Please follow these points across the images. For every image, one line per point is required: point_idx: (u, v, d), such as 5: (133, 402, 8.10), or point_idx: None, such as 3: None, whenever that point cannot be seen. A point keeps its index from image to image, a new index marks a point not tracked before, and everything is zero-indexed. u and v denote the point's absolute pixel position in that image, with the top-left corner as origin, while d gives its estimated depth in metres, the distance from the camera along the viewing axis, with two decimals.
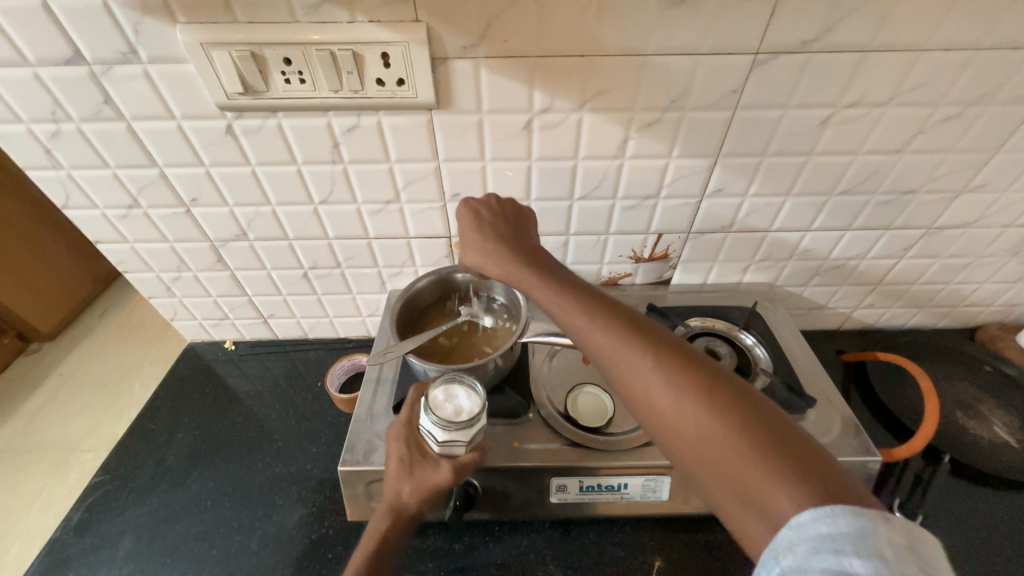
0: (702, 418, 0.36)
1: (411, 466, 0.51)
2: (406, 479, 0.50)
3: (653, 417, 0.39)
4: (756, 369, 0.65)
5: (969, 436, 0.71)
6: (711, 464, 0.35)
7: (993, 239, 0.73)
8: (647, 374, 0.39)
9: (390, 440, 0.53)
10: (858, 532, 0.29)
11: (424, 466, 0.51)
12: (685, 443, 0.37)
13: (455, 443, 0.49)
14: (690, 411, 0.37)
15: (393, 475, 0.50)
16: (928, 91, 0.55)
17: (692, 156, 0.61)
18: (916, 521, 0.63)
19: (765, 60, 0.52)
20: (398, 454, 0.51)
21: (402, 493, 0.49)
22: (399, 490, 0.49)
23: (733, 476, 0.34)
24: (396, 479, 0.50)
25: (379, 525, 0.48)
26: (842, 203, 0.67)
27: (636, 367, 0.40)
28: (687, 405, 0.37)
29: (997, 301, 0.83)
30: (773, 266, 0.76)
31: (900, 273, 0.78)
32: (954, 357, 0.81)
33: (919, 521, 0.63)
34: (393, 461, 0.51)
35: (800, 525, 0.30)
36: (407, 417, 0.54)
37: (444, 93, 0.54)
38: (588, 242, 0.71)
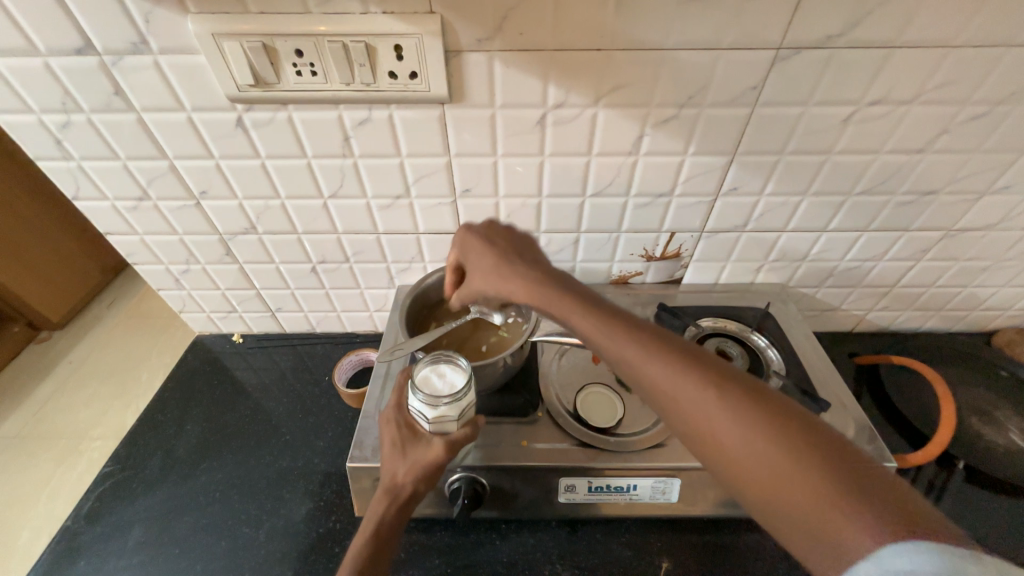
0: (772, 456, 0.33)
1: (404, 445, 0.53)
2: (400, 459, 0.52)
3: (707, 444, 0.36)
4: (768, 372, 0.64)
5: (984, 442, 0.70)
6: (776, 501, 0.33)
7: (1015, 243, 0.71)
8: (698, 401, 0.36)
9: (381, 424, 0.55)
10: (939, 568, 0.27)
11: (415, 444, 0.53)
12: (748, 477, 0.34)
13: (442, 417, 0.52)
14: (758, 449, 0.34)
15: (388, 456, 0.53)
16: (955, 90, 0.53)
17: (707, 154, 0.59)
18: None
19: (787, 55, 0.51)
20: (389, 436, 0.54)
21: (397, 472, 0.51)
22: (394, 470, 0.52)
23: (801, 508, 0.32)
24: (389, 459, 0.52)
25: (378, 504, 0.50)
26: (861, 204, 0.65)
27: (683, 389, 0.37)
28: (753, 443, 0.34)
29: (1015, 305, 0.82)
30: (787, 267, 0.75)
31: (917, 275, 0.76)
32: (970, 362, 0.80)
33: None
34: (386, 443, 0.54)
35: (881, 559, 0.28)
36: (397, 400, 0.56)
37: (457, 86, 0.53)
38: (599, 240, 0.70)
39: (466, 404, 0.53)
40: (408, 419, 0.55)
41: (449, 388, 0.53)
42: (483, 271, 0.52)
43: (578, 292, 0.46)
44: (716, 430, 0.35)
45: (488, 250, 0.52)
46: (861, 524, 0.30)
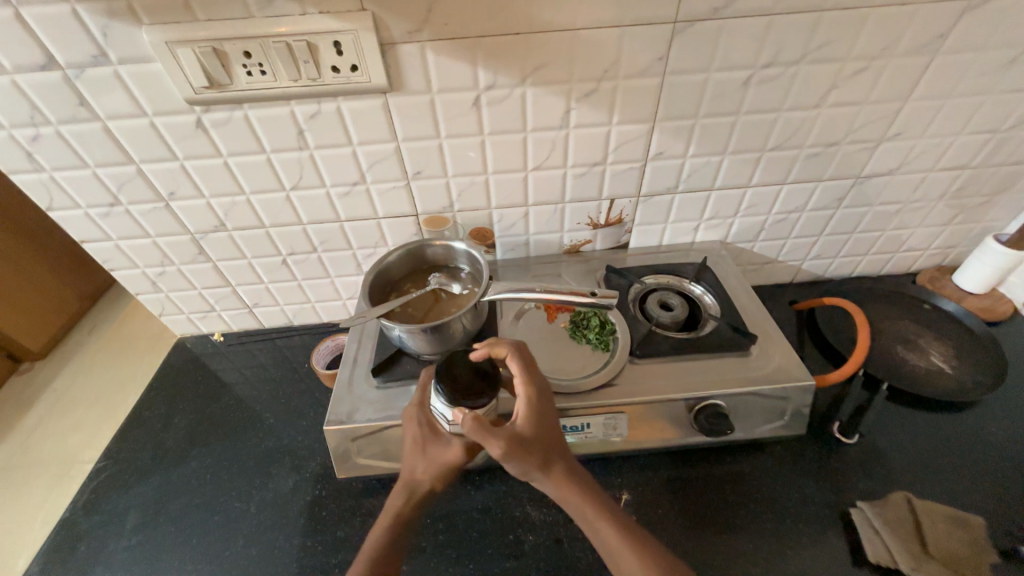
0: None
1: (425, 444, 0.55)
2: (420, 457, 0.55)
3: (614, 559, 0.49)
4: (704, 316, 0.72)
5: (906, 366, 0.78)
6: None
7: (919, 184, 0.79)
8: None
9: (405, 420, 0.58)
10: None
11: (435, 445, 0.55)
12: None
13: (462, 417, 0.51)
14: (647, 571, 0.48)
15: (409, 452, 0.56)
16: (836, 48, 0.60)
17: (631, 122, 0.66)
18: (852, 439, 0.70)
19: (683, 27, 0.57)
20: (412, 433, 0.56)
21: (417, 469, 0.55)
22: (414, 467, 0.55)
23: None
24: (410, 457, 0.56)
25: (396, 497, 0.55)
26: (775, 158, 0.72)
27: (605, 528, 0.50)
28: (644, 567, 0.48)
29: (933, 245, 0.90)
30: (721, 224, 0.82)
31: (838, 222, 0.84)
32: (895, 299, 0.88)
33: (855, 439, 0.70)
34: (408, 439, 0.57)
35: None
36: (420, 398, 0.57)
37: (395, 76, 0.59)
38: (547, 211, 0.77)
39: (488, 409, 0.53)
40: (429, 419, 0.56)
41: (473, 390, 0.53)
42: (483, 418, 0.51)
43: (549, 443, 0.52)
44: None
45: (535, 397, 0.53)
46: None
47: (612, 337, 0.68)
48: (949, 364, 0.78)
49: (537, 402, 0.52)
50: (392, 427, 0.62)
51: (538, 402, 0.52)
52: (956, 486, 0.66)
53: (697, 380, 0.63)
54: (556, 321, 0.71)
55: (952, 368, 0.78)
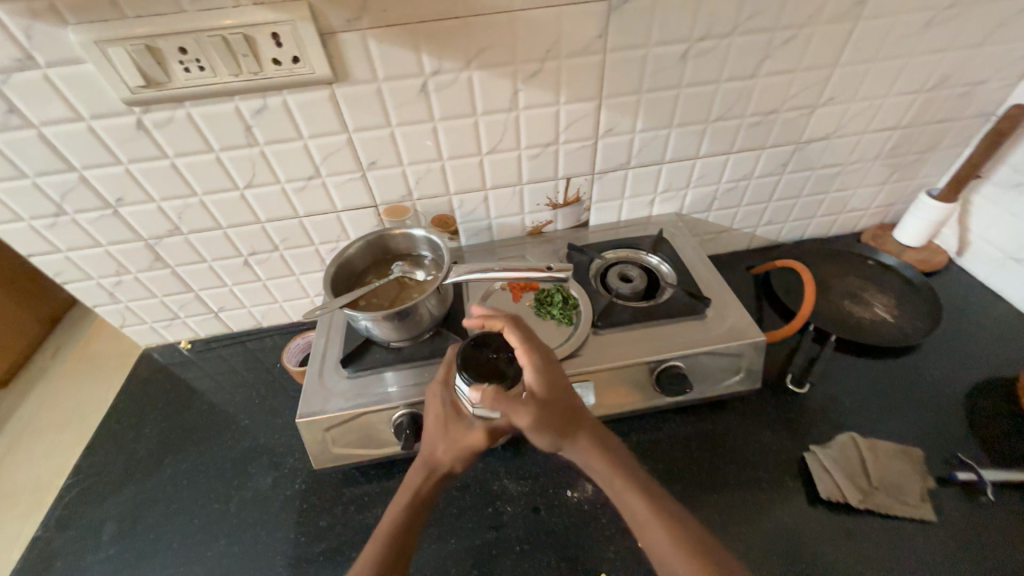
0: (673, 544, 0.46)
1: (447, 425, 0.56)
2: (442, 436, 0.56)
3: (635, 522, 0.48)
4: (662, 285, 0.75)
5: (852, 318, 0.83)
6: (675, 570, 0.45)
7: (855, 146, 0.83)
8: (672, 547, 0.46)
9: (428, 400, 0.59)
10: None
11: (456, 425, 0.56)
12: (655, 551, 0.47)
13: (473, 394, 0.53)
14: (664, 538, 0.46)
15: (431, 431, 0.57)
16: (764, 18, 0.63)
17: (578, 101, 0.68)
18: (804, 388, 0.75)
19: (618, 4, 0.59)
20: (434, 412, 0.58)
21: (439, 449, 0.56)
22: (436, 446, 0.56)
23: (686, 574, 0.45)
24: (432, 435, 0.57)
25: (417, 474, 0.56)
26: (719, 129, 0.75)
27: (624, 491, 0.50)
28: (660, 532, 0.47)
29: (874, 204, 0.95)
30: (675, 197, 0.85)
31: (785, 187, 0.88)
32: (843, 257, 0.93)
33: (807, 388, 0.75)
34: (430, 419, 0.58)
35: None
36: (443, 379, 0.58)
37: (339, 65, 0.59)
38: (506, 195, 0.78)
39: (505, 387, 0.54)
40: (452, 399, 0.57)
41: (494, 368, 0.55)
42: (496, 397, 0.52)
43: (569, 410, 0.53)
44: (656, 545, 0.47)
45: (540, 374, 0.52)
46: None
47: (576, 311, 0.71)
48: (891, 314, 0.83)
49: (547, 371, 0.53)
50: (365, 414, 0.63)
51: (546, 372, 0.53)
52: (899, 423, 0.71)
53: (657, 345, 0.67)
54: (522, 300, 0.73)
55: (895, 317, 0.83)
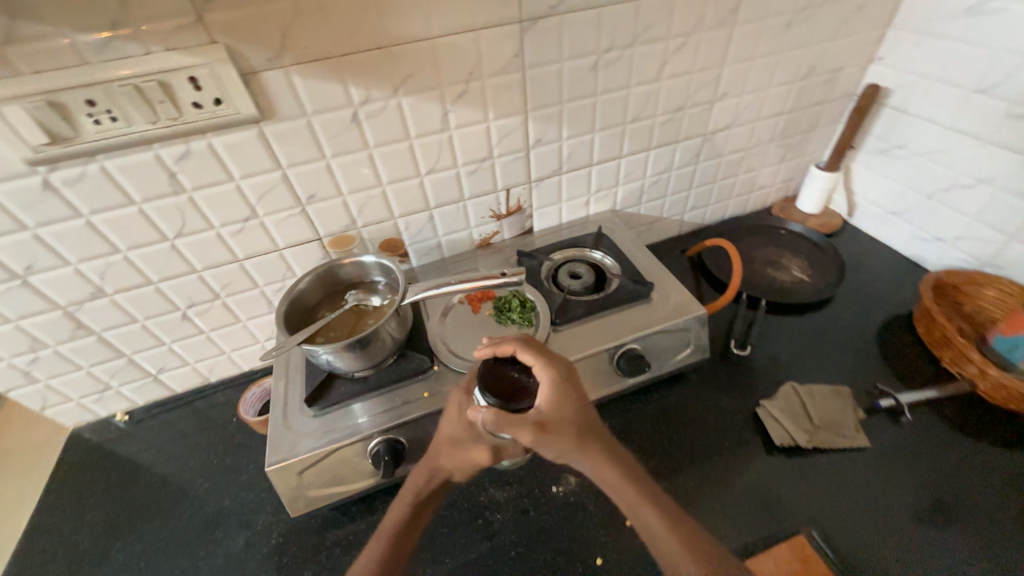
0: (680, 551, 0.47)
1: (462, 441, 0.54)
2: (455, 451, 0.54)
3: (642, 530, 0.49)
4: (609, 277, 0.80)
5: (776, 282, 0.93)
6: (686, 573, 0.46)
7: (752, 132, 0.94)
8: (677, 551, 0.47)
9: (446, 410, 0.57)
10: None
11: (473, 439, 0.54)
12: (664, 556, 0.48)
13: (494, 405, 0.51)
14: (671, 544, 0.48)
15: (445, 441, 0.55)
16: (658, 29, 0.71)
17: (505, 116, 0.72)
18: (746, 351, 0.83)
19: (529, 25, 0.64)
20: (450, 425, 0.55)
21: (451, 462, 0.54)
22: (448, 459, 0.54)
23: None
24: (448, 451, 0.55)
25: (425, 485, 0.57)
26: (636, 129, 0.83)
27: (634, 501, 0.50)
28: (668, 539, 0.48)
29: (777, 181, 1.07)
30: (608, 194, 0.91)
31: (701, 175, 0.97)
32: (760, 230, 1.05)
33: (748, 351, 0.83)
34: (446, 431, 0.56)
35: None
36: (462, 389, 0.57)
37: (264, 103, 0.59)
38: (450, 212, 0.80)
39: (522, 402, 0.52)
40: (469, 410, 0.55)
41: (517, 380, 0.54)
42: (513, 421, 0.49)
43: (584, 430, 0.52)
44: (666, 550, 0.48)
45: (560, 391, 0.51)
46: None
47: (534, 313, 0.74)
48: (806, 274, 0.94)
49: (564, 387, 0.52)
50: (339, 449, 0.61)
51: (565, 391, 0.51)
52: (828, 367, 0.80)
53: (613, 332, 0.71)
54: (481, 311, 0.75)
55: (809, 276, 0.94)
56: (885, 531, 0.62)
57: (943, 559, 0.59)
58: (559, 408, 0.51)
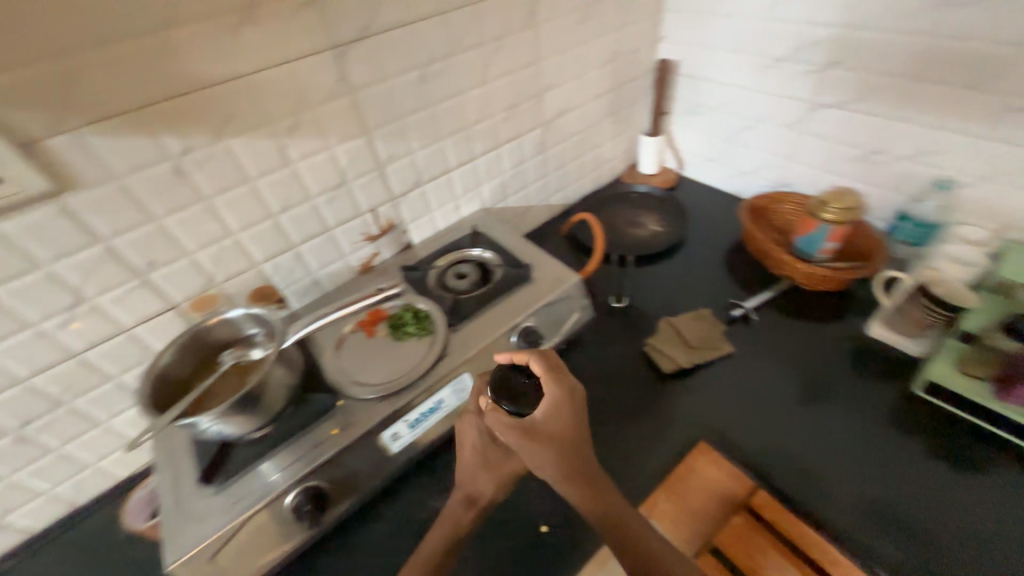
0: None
1: (486, 454, 0.60)
2: (480, 468, 0.60)
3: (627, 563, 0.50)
4: (492, 269, 0.84)
5: (638, 240, 1.06)
6: None
7: (584, 115, 1.06)
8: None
9: (464, 426, 0.61)
10: None
11: (496, 450, 0.59)
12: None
13: (497, 411, 0.54)
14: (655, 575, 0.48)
15: (470, 458, 0.61)
16: (472, 36, 0.77)
17: (348, 139, 0.72)
18: (626, 303, 0.93)
19: (345, 49, 0.65)
20: (472, 442, 0.60)
21: (477, 479, 0.60)
22: (477, 477, 0.60)
23: None
24: (471, 467, 0.61)
25: (459, 507, 0.61)
26: (481, 130, 0.89)
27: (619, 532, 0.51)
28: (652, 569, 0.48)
29: (619, 153, 1.22)
30: (475, 195, 0.96)
31: (553, 159, 1.07)
32: (617, 198, 1.18)
33: (628, 302, 0.93)
34: (470, 448, 0.61)
35: None
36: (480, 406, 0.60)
37: (60, 174, 0.52)
38: (319, 244, 0.78)
39: (525, 408, 0.53)
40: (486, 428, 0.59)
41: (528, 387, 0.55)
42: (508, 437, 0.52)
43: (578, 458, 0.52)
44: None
45: (558, 411, 0.52)
46: None
47: (429, 320, 0.75)
48: (660, 226, 1.09)
49: (561, 405, 0.52)
50: (253, 517, 0.58)
51: (563, 408, 0.52)
52: (692, 297, 0.94)
53: (506, 317, 0.75)
54: (376, 333, 0.75)
55: (662, 227, 1.09)
56: (774, 416, 0.74)
57: (818, 424, 0.72)
58: (558, 426, 0.51)
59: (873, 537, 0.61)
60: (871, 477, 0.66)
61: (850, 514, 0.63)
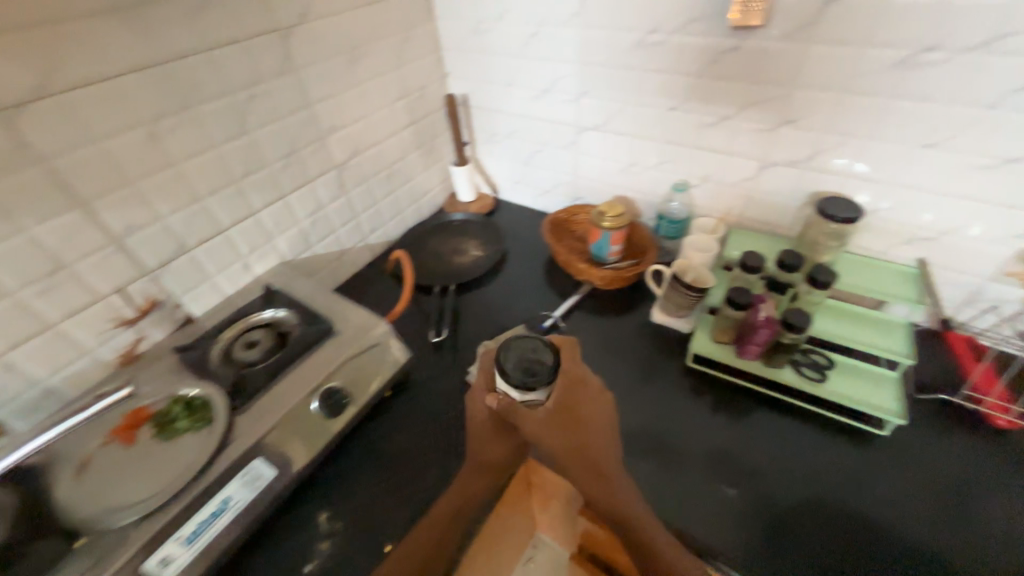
0: (644, 526, 0.59)
1: (500, 425, 0.66)
2: (495, 440, 0.67)
3: (616, 515, 0.60)
4: (289, 330, 0.77)
5: (462, 267, 1.08)
6: (646, 547, 0.58)
7: (383, 152, 1.05)
8: (645, 524, 0.59)
9: (472, 404, 0.67)
10: None
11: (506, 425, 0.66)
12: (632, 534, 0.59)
13: (513, 401, 0.57)
14: (641, 512, 0.60)
15: (486, 429, 0.66)
16: (210, 86, 0.70)
17: (52, 216, 0.61)
18: (443, 334, 0.92)
19: (13, 114, 0.54)
20: (483, 417, 0.66)
21: (490, 451, 0.67)
22: (483, 452, 0.67)
23: (650, 549, 0.58)
24: (483, 438, 0.67)
25: (473, 478, 0.67)
26: (254, 182, 0.81)
27: (608, 490, 0.60)
28: (638, 510, 0.60)
29: (436, 183, 1.24)
30: (268, 250, 0.88)
31: (359, 199, 1.03)
32: (441, 227, 1.19)
33: (445, 333, 0.92)
34: (484, 420, 0.66)
35: None
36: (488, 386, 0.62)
37: None
38: (42, 343, 0.65)
39: (537, 398, 0.56)
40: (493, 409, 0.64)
41: (531, 372, 0.55)
42: (526, 417, 0.59)
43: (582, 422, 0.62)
44: (637, 525, 0.59)
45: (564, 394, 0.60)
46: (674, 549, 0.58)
47: (208, 407, 0.65)
48: (481, 250, 1.12)
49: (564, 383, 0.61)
50: None
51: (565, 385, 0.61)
52: (510, 317, 0.97)
53: (300, 382, 0.69)
54: (139, 437, 0.62)
55: (483, 251, 1.13)
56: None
57: (643, 411, 0.78)
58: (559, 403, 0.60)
59: (700, 489, 0.68)
60: (682, 452, 0.72)
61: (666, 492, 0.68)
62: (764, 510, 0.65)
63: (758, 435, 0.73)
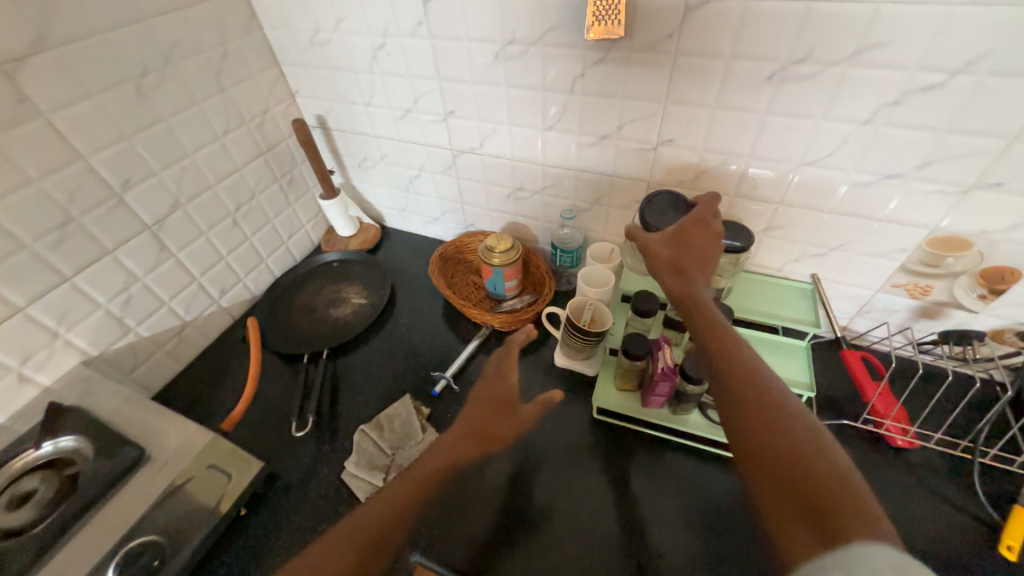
0: (779, 419, 0.41)
1: None
2: (481, 413, 0.53)
3: (741, 400, 0.43)
4: (76, 471, 0.57)
5: (341, 321, 0.93)
6: (787, 450, 0.39)
7: (220, 197, 0.85)
8: (778, 416, 0.41)
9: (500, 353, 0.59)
10: None
11: None
12: (760, 428, 0.41)
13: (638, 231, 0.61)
14: (772, 403, 0.42)
15: (470, 408, 0.54)
16: None
17: None
18: (308, 420, 0.76)
19: None
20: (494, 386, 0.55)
21: (469, 422, 0.52)
22: (468, 423, 0.52)
23: (785, 450, 0.39)
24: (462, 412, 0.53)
25: (461, 449, 0.50)
26: (6, 273, 0.60)
27: (735, 364, 0.45)
28: (771, 398, 0.42)
29: (306, 221, 1.06)
30: (55, 352, 0.67)
31: (195, 260, 0.83)
32: (314, 272, 1.03)
33: (310, 419, 0.76)
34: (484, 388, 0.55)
35: None
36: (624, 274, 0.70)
37: None
38: None
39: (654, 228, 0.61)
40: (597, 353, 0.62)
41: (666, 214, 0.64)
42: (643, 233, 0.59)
43: (690, 280, 0.52)
44: (770, 423, 0.41)
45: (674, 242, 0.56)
46: (809, 451, 0.38)
47: None
48: (363, 297, 0.97)
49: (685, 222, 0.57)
50: None
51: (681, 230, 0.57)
52: (396, 380, 0.83)
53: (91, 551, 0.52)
54: None
55: (365, 298, 0.97)
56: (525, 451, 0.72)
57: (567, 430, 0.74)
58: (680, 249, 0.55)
59: (637, 501, 0.66)
60: (612, 468, 0.70)
61: (584, 543, 0.62)
62: (703, 513, 0.64)
63: (663, 488, 0.67)
